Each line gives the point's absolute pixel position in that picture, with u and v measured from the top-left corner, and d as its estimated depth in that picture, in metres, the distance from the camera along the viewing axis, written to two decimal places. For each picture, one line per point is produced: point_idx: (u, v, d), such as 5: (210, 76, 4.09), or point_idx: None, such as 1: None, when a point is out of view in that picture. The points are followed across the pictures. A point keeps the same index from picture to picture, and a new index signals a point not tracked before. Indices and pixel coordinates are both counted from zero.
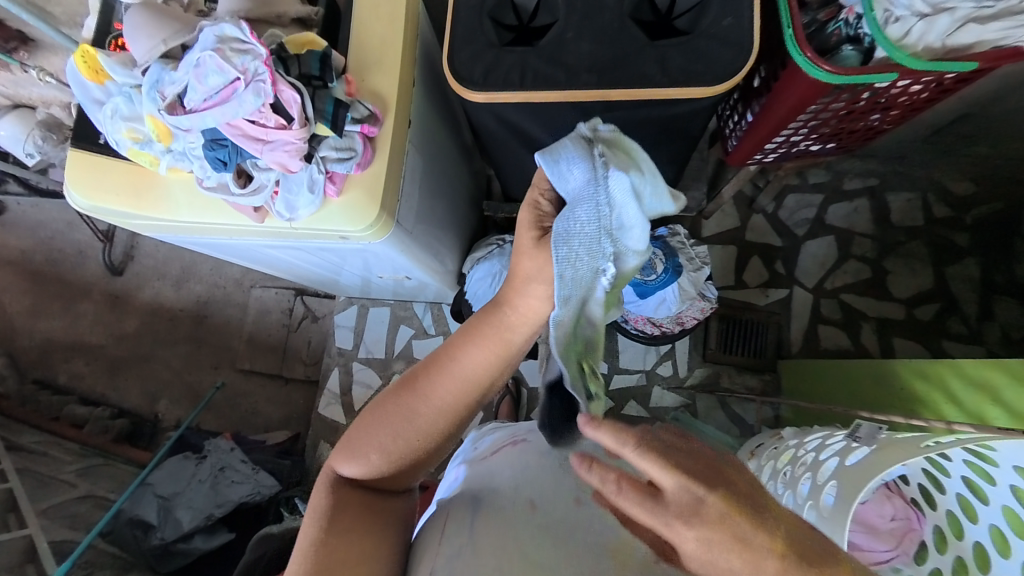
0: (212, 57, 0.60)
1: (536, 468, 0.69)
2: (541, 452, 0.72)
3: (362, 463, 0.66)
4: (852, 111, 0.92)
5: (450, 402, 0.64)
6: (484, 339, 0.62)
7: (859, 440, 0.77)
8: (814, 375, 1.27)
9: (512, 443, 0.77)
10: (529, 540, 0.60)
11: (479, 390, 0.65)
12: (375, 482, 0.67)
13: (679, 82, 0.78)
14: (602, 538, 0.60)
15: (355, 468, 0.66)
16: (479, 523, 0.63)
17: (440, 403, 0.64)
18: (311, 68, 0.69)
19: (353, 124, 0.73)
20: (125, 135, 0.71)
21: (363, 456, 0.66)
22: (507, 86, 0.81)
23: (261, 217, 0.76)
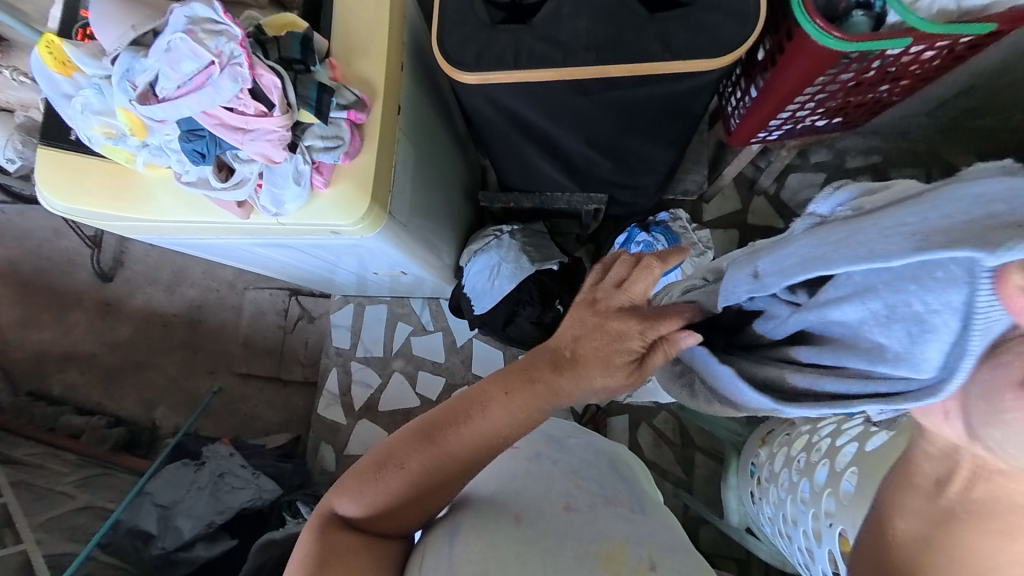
0: (183, 40, 0.55)
1: (525, 477, 0.70)
2: (530, 459, 0.74)
3: (365, 496, 0.62)
4: (859, 83, 0.89)
5: (473, 449, 0.63)
6: (516, 392, 0.61)
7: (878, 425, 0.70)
8: None
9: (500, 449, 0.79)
10: (512, 556, 0.57)
11: (498, 442, 0.64)
12: (374, 522, 0.63)
13: (681, 57, 0.74)
14: (594, 546, 0.60)
15: (356, 502, 0.63)
16: (460, 543, 0.60)
17: (463, 451, 0.62)
18: (293, 51, 0.65)
19: (340, 111, 0.69)
20: (98, 132, 0.67)
21: (364, 496, 0.62)
22: (501, 66, 0.77)
23: (246, 213, 0.72)
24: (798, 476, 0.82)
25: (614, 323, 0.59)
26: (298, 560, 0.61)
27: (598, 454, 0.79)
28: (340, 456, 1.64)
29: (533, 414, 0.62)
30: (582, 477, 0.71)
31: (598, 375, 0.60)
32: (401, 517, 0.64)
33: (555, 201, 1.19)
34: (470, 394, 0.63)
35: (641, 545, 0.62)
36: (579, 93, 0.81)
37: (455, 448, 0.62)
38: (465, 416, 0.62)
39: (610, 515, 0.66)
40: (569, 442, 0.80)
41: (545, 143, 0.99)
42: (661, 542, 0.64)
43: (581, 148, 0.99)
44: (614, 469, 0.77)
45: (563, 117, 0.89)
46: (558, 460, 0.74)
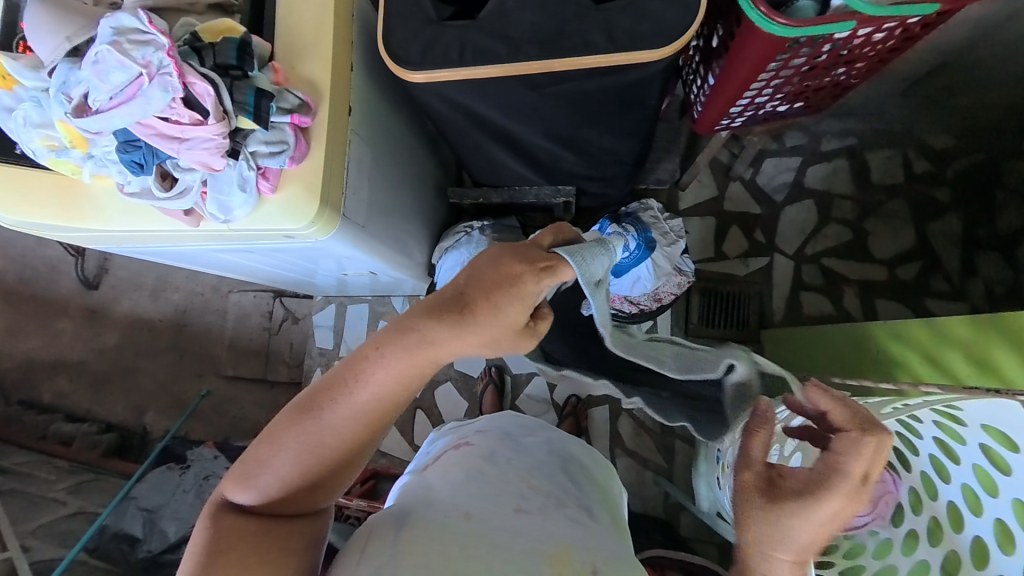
0: (109, 51, 0.55)
1: (479, 478, 0.70)
2: (484, 459, 0.74)
3: (255, 482, 0.62)
4: (814, 67, 0.88)
5: (366, 410, 0.61)
6: (399, 350, 0.59)
7: None
8: (795, 345, 1.25)
9: (455, 447, 0.79)
10: (456, 551, 0.59)
11: (393, 400, 0.62)
12: (272, 506, 0.63)
13: (626, 48, 0.74)
14: (541, 545, 0.61)
15: (250, 488, 0.62)
16: (404, 536, 0.60)
17: (355, 413, 0.61)
18: (228, 57, 0.64)
19: (282, 115, 0.69)
20: (40, 144, 0.67)
21: (258, 479, 0.61)
22: (447, 64, 0.77)
23: (195, 221, 0.72)
24: (756, 459, 0.84)
25: (506, 265, 0.58)
26: (193, 552, 0.59)
27: (554, 454, 0.79)
28: None
29: (412, 374, 0.61)
30: (534, 476, 0.73)
31: (484, 331, 0.58)
32: (305, 494, 0.63)
33: (524, 195, 1.19)
34: (351, 359, 0.62)
35: (586, 549, 0.62)
36: (529, 88, 0.81)
37: (331, 411, 0.60)
38: (345, 383, 0.60)
39: (561, 517, 0.67)
40: (525, 440, 0.81)
41: (504, 138, 0.99)
42: (605, 544, 0.65)
43: (540, 141, 0.99)
44: (566, 470, 0.77)
45: (517, 112, 0.88)
46: (512, 459, 0.75)
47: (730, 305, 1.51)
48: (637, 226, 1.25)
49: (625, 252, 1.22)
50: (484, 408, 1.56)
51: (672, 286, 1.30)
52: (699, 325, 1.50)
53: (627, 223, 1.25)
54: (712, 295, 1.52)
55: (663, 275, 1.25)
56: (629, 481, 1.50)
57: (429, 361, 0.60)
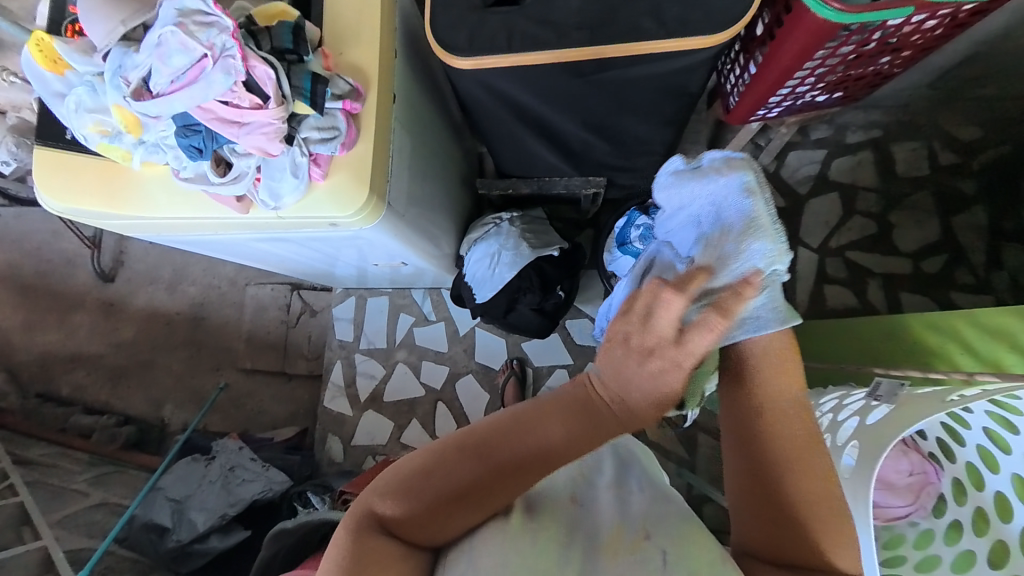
0: (174, 33, 0.54)
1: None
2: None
3: (408, 498, 0.61)
4: (860, 55, 0.87)
5: (533, 466, 0.65)
6: (575, 414, 0.70)
7: (879, 399, 0.75)
8: (822, 339, 1.23)
9: None
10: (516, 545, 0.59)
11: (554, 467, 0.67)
12: (414, 532, 0.61)
13: (677, 33, 0.74)
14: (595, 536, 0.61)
15: (402, 501, 0.61)
16: (474, 540, 0.61)
17: (524, 465, 0.65)
18: (284, 41, 0.64)
19: (334, 101, 0.68)
20: (92, 130, 0.67)
21: (412, 497, 0.61)
22: (494, 50, 0.76)
23: (245, 208, 0.72)
24: None
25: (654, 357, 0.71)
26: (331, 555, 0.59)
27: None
28: (347, 446, 1.67)
29: (583, 443, 0.69)
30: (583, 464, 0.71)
31: (639, 413, 0.72)
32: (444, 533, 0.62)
33: (553, 184, 1.19)
34: (530, 409, 0.69)
35: (636, 523, 0.63)
36: (574, 75, 0.80)
37: (514, 465, 0.65)
38: (524, 426, 0.67)
39: (609, 500, 0.67)
40: None
41: (541, 127, 0.98)
42: (657, 518, 0.65)
43: (577, 131, 0.98)
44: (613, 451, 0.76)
45: (560, 101, 0.88)
46: None
47: None
48: None
49: None
50: (506, 401, 1.56)
51: None
52: None
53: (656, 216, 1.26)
54: None
55: None
56: None
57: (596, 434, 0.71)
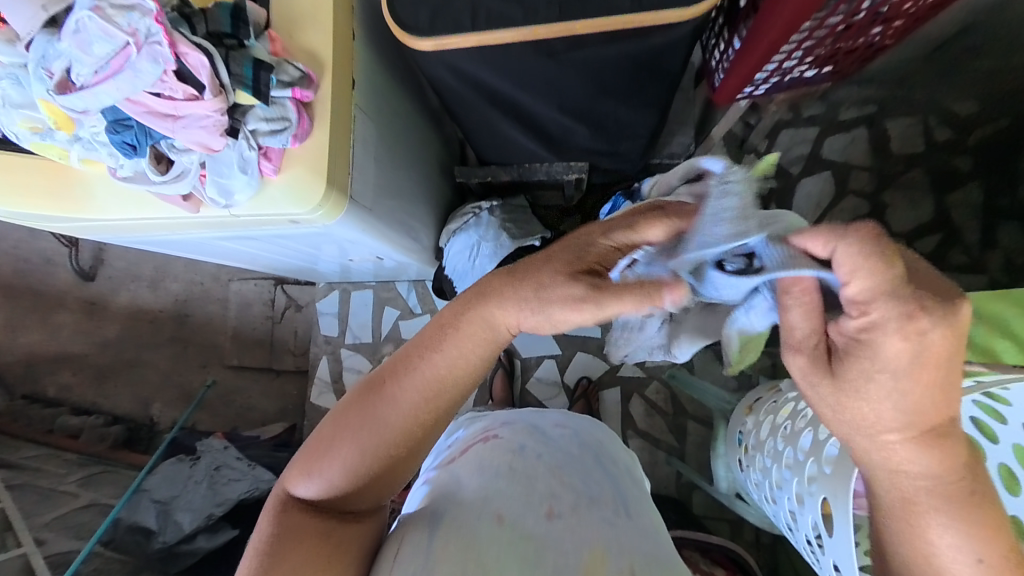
0: (91, 18, 0.49)
1: (509, 474, 0.69)
2: (515, 453, 0.73)
3: (318, 479, 0.61)
4: (849, 27, 0.82)
5: (424, 401, 0.61)
6: (458, 332, 0.61)
7: None
8: None
9: (483, 440, 0.77)
10: (490, 560, 0.58)
11: (448, 387, 0.62)
12: (332, 503, 0.62)
13: (651, 8, 0.69)
14: (575, 555, 0.60)
15: (313, 483, 0.62)
16: (439, 543, 0.59)
17: (410, 404, 0.61)
18: (222, 24, 0.59)
19: (283, 89, 0.64)
20: (22, 127, 0.62)
21: (320, 477, 0.61)
22: (457, 29, 0.71)
23: (194, 207, 0.67)
24: (783, 444, 0.82)
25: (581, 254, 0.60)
26: (253, 551, 0.59)
27: (583, 445, 0.79)
28: None
29: (470, 356, 0.61)
30: (565, 473, 0.71)
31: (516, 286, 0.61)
32: (360, 491, 0.63)
33: (534, 171, 1.17)
34: (411, 346, 0.62)
35: (621, 554, 0.61)
36: (545, 55, 0.75)
37: (393, 428, 0.61)
38: (410, 360, 0.61)
39: (593, 517, 0.65)
40: (553, 432, 0.80)
41: (514, 110, 0.93)
42: (642, 548, 0.63)
43: (553, 115, 0.94)
44: (598, 463, 0.77)
45: (533, 83, 0.83)
46: (542, 454, 0.73)
47: None
48: None
49: None
50: (493, 393, 1.54)
51: None
52: None
53: None
54: None
55: None
56: (642, 462, 1.50)
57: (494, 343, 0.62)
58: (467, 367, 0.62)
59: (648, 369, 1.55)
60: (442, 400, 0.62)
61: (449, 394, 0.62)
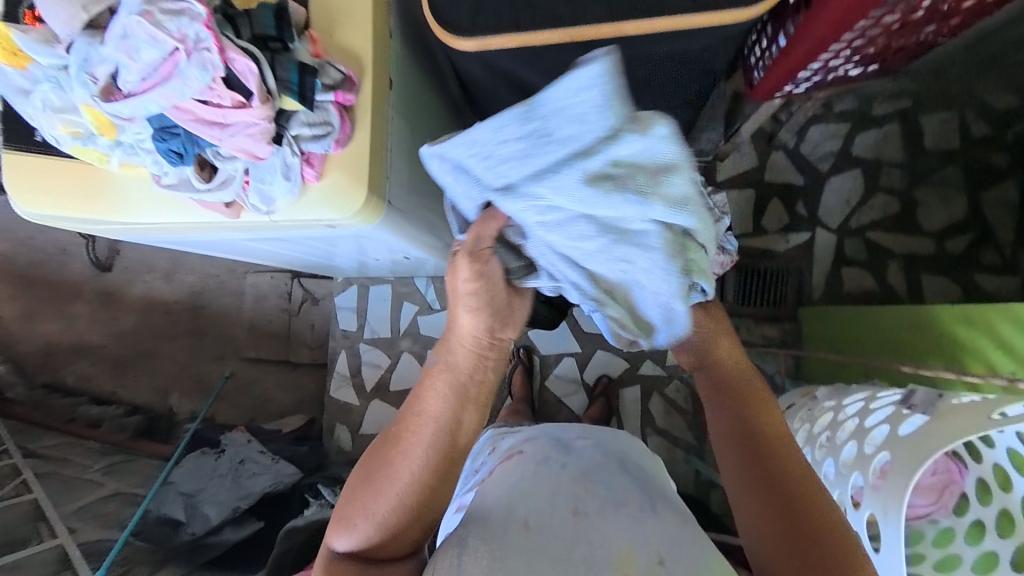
0: (139, 23, 0.48)
1: (533, 481, 0.70)
2: (537, 463, 0.75)
3: (348, 531, 0.62)
4: (905, 25, 0.79)
5: (429, 439, 0.60)
6: (443, 372, 0.62)
7: (913, 407, 0.67)
8: (842, 325, 1.21)
9: (509, 458, 0.80)
10: (520, 565, 0.58)
11: (453, 424, 0.61)
12: (370, 550, 0.62)
13: (706, 7, 0.65)
14: (604, 551, 0.59)
15: (345, 536, 0.62)
16: (469, 557, 0.59)
17: (414, 445, 0.60)
18: (266, 26, 0.57)
19: (325, 93, 0.62)
20: (63, 131, 0.61)
21: (349, 528, 0.62)
22: (500, 28, 0.68)
23: (235, 212, 0.66)
24: (821, 454, 0.80)
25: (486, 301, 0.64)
26: None
27: (606, 452, 0.79)
28: (356, 435, 1.67)
29: (466, 392, 0.62)
30: (589, 476, 0.71)
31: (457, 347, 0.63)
32: (392, 536, 0.62)
33: None
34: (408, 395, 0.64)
35: (649, 543, 0.61)
36: None
37: (417, 473, 0.60)
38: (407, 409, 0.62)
39: (620, 516, 0.64)
40: (577, 444, 0.81)
41: None
42: (671, 536, 0.63)
43: None
44: (623, 468, 0.76)
45: None
46: (566, 462, 0.74)
47: (769, 282, 1.52)
48: None
49: None
50: (513, 390, 1.54)
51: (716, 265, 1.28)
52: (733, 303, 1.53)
53: None
54: (749, 272, 1.52)
55: None
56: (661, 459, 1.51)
57: (485, 376, 0.62)
58: (465, 402, 0.61)
59: (668, 367, 1.56)
60: (451, 435, 0.61)
61: (455, 427, 0.61)
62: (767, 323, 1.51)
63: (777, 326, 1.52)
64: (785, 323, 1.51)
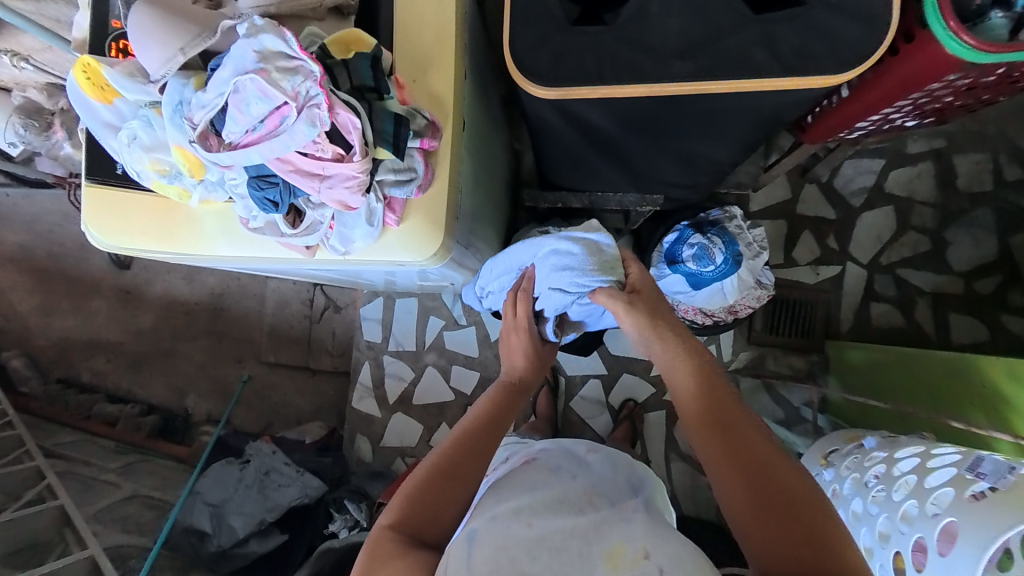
0: (253, 80, 0.48)
1: (543, 484, 0.71)
2: (551, 471, 0.75)
3: (403, 500, 0.68)
4: (975, 86, 0.80)
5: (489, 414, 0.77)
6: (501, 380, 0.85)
7: (981, 475, 0.68)
8: (879, 368, 1.23)
9: (525, 460, 0.81)
10: (522, 557, 0.56)
11: (507, 409, 0.79)
12: (420, 525, 0.66)
13: (796, 70, 0.66)
14: (599, 546, 0.57)
15: (396, 505, 0.67)
16: (476, 551, 0.58)
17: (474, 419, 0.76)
18: (364, 77, 0.57)
19: (412, 140, 0.63)
20: (149, 168, 0.61)
21: (406, 495, 0.68)
22: (585, 80, 0.70)
23: (312, 253, 0.66)
24: (873, 506, 0.82)
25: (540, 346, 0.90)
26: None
27: (615, 467, 0.81)
28: (376, 446, 1.67)
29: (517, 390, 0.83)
30: (596, 489, 0.71)
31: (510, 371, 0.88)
32: (443, 500, 0.68)
33: (607, 201, 1.16)
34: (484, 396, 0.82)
35: (638, 538, 0.58)
36: (666, 106, 0.74)
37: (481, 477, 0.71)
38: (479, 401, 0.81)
39: (617, 520, 0.63)
40: (588, 458, 0.82)
41: (608, 148, 0.92)
42: (664, 534, 0.60)
43: (647, 153, 0.93)
44: (629, 486, 0.76)
45: (641, 126, 0.82)
46: (577, 474, 0.75)
47: (796, 313, 1.52)
48: (725, 238, 1.24)
49: (711, 265, 1.22)
50: (538, 410, 1.55)
51: (750, 299, 1.29)
52: (761, 333, 1.53)
53: (714, 234, 1.24)
54: (778, 304, 1.53)
55: (745, 289, 1.25)
56: (683, 485, 1.52)
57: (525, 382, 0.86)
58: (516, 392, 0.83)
59: None
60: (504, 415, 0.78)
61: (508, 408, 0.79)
62: (794, 353, 1.53)
63: (804, 357, 1.53)
64: (811, 355, 1.52)
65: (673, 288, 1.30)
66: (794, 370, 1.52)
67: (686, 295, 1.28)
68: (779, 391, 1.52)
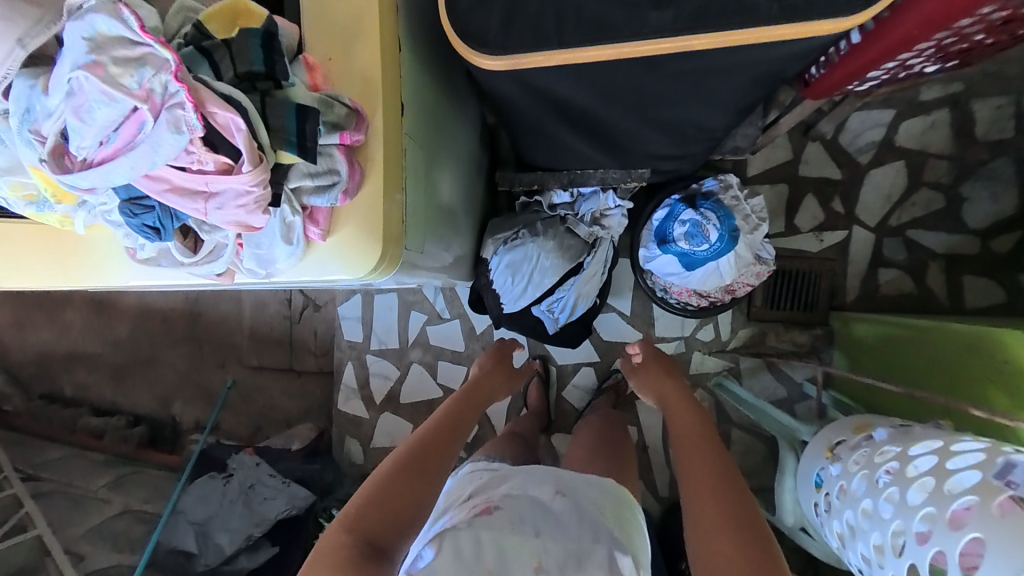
0: (88, 79, 0.39)
1: (504, 548, 0.63)
2: (513, 527, 0.67)
3: (358, 498, 0.68)
4: (1011, 19, 0.68)
5: (448, 420, 0.84)
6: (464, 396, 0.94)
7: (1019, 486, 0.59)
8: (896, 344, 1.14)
9: (483, 509, 0.71)
10: None
11: (465, 420, 0.87)
12: (376, 522, 0.65)
13: (796, 13, 0.55)
14: None
15: (351, 504, 0.67)
16: None
17: (434, 423, 0.83)
18: (253, 60, 0.47)
19: (330, 135, 0.51)
20: (11, 195, 0.51)
21: (361, 493, 0.69)
22: (541, 43, 0.58)
23: (229, 279, 0.57)
24: (884, 508, 0.72)
25: (494, 375, 1.03)
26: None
27: (582, 520, 0.72)
28: (367, 448, 1.62)
29: (473, 407, 0.91)
30: (562, 554, 0.65)
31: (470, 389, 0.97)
32: (402, 492, 0.69)
33: (587, 179, 1.03)
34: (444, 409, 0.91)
35: None
36: (646, 70, 0.62)
37: (443, 474, 0.75)
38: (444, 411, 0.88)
39: None
40: (556, 501, 0.74)
41: (584, 124, 0.80)
42: None
43: (630, 126, 0.81)
44: (598, 531, 0.71)
45: (619, 96, 0.70)
46: (540, 529, 0.67)
47: (799, 285, 1.42)
48: (720, 212, 1.12)
49: (705, 244, 1.11)
50: (530, 402, 1.48)
51: (750, 276, 1.19)
52: (761, 308, 1.44)
53: (709, 209, 1.12)
54: (780, 276, 1.42)
55: (744, 267, 1.15)
56: None
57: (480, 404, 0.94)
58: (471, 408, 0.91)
59: (692, 375, 1.48)
60: (462, 423, 0.86)
61: (466, 419, 0.87)
62: (797, 328, 1.44)
63: (808, 332, 1.44)
64: (816, 329, 1.43)
65: (665, 269, 1.20)
66: (797, 345, 1.44)
67: (680, 277, 1.18)
68: (781, 368, 1.44)
